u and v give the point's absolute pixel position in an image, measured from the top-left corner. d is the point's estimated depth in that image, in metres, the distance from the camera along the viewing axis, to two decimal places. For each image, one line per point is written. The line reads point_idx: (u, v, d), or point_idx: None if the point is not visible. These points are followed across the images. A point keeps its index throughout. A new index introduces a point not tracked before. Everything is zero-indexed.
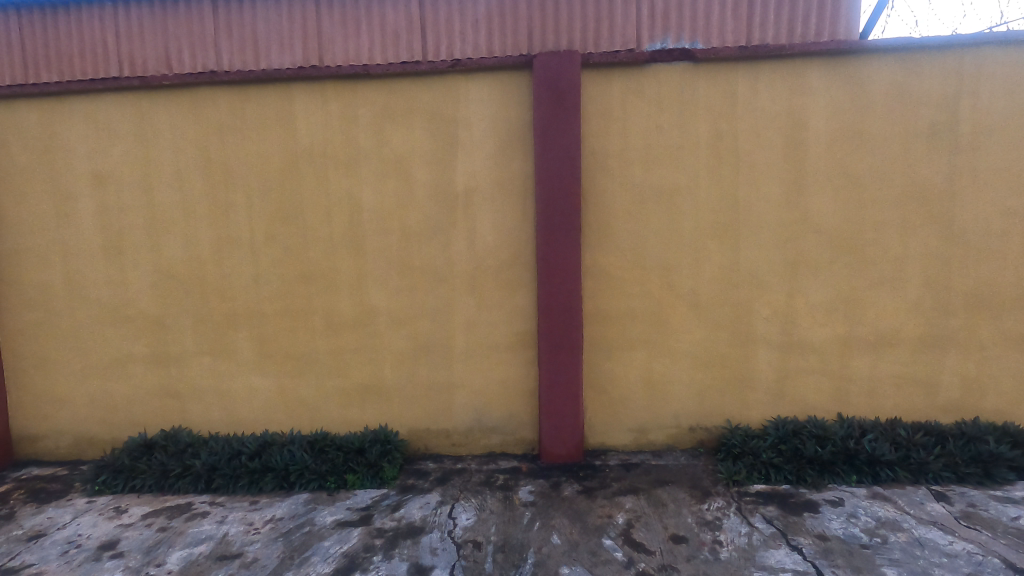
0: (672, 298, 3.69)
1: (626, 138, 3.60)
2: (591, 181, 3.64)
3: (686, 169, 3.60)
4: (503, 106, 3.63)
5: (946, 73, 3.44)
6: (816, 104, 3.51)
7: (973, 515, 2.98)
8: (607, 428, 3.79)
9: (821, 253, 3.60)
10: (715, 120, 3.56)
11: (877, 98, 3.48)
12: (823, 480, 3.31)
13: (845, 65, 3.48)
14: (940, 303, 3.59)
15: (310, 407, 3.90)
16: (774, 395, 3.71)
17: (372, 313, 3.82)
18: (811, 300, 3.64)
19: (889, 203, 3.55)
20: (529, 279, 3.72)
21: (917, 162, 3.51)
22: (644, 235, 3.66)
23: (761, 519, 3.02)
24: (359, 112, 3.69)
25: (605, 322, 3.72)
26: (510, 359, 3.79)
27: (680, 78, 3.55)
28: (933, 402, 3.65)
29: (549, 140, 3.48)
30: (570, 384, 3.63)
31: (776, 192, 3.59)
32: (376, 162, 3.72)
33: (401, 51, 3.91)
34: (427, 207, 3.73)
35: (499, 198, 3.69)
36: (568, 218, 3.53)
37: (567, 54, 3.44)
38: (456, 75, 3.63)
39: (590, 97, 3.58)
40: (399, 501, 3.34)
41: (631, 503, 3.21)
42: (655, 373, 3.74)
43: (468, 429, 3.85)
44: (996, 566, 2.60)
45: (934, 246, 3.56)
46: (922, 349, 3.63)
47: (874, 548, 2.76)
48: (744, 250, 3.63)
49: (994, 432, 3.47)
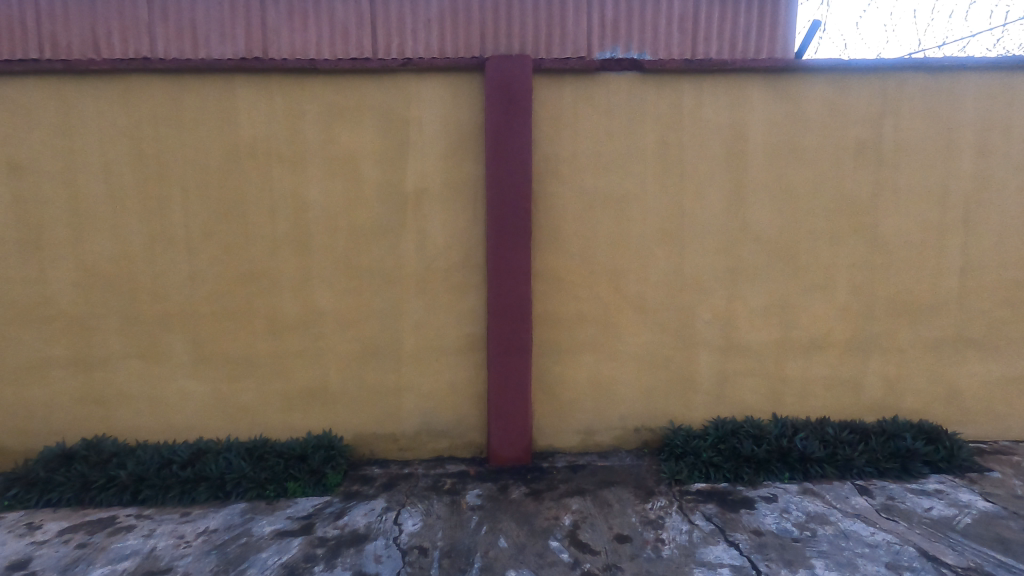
0: (620, 302, 3.76)
1: (576, 144, 3.66)
2: (542, 185, 3.67)
3: (634, 177, 3.69)
4: (455, 107, 3.60)
5: (871, 94, 3.69)
6: (755, 118, 3.68)
7: (892, 507, 3.19)
8: (555, 430, 3.83)
9: (759, 260, 3.77)
10: (662, 130, 3.67)
11: (810, 114, 3.69)
12: (759, 477, 3.46)
13: (782, 82, 3.66)
14: (865, 309, 3.83)
15: (249, 412, 3.74)
16: (715, 396, 3.85)
17: (317, 315, 3.70)
18: (749, 305, 3.81)
19: (821, 213, 3.76)
20: (479, 281, 3.70)
21: (846, 176, 3.74)
22: (593, 241, 3.72)
23: (701, 516, 3.12)
24: (306, 107, 3.57)
25: (555, 325, 3.76)
26: (459, 362, 3.76)
27: (630, 87, 3.63)
28: (859, 402, 3.89)
29: (501, 143, 3.49)
30: (519, 387, 3.65)
31: (718, 200, 3.73)
32: (323, 160, 3.61)
33: (352, 48, 4.14)
34: (376, 207, 3.65)
35: (451, 200, 3.66)
36: (519, 221, 3.55)
37: (519, 59, 3.47)
38: (407, 74, 3.58)
39: (542, 102, 3.62)
40: (342, 508, 3.24)
41: (577, 504, 3.25)
42: (602, 376, 3.81)
43: (415, 433, 3.80)
44: (912, 555, 2.79)
45: (859, 256, 3.79)
46: (849, 351, 3.86)
47: (804, 542, 2.90)
48: (689, 256, 3.76)
49: (911, 429, 3.73)
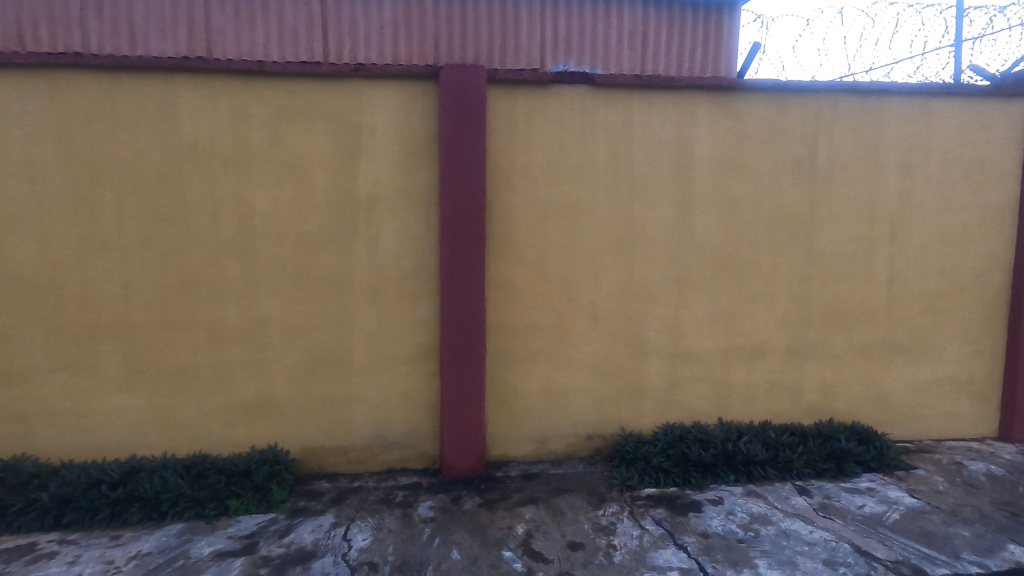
0: (573, 311, 3.81)
1: (530, 154, 3.69)
2: (496, 195, 3.68)
3: (586, 188, 3.76)
4: (408, 114, 3.58)
5: (807, 114, 3.91)
6: (701, 133, 3.82)
7: (828, 506, 3.35)
8: (509, 439, 3.82)
9: (705, 270, 3.91)
10: (613, 143, 3.76)
11: (752, 131, 3.87)
12: (705, 481, 3.57)
13: (726, 100, 3.83)
14: (803, 317, 4.03)
15: (189, 427, 3.56)
16: (664, 402, 3.95)
17: (263, 324, 3.57)
18: (697, 314, 3.93)
19: (762, 226, 3.94)
20: (432, 290, 3.67)
21: (785, 191, 3.94)
22: (546, 250, 3.76)
23: (651, 521, 3.18)
24: (253, 110, 3.46)
25: (508, 334, 3.76)
26: (412, 372, 3.70)
27: (582, 100, 3.71)
28: (798, 405, 4.08)
29: (455, 151, 3.49)
30: (472, 396, 3.63)
31: (667, 212, 3.85)
32: (271, 165, 3.50)
33: (315, 49, 4.54)
34: (327, 214, 3.57)
35: (404, 207, 3.62)
36: (472, 230, 3.54)
37: (474, 69, 3.48)
38: (359, 80, 3.53)
39: (496, 112, 3.64)
40: (288, 525, 3.12)
41: (530, 513, 3.25)
42: (555, 384, 3.84)
43: (366, 446, 3.71)
44: (847, 551, 2.92)
45: (798, 267, 3.99)
46: (789, 357, 4.04)
47: (748, 542, 3.00)
48: (639, 266, 3.85)
49: (845, 431, 3.94)
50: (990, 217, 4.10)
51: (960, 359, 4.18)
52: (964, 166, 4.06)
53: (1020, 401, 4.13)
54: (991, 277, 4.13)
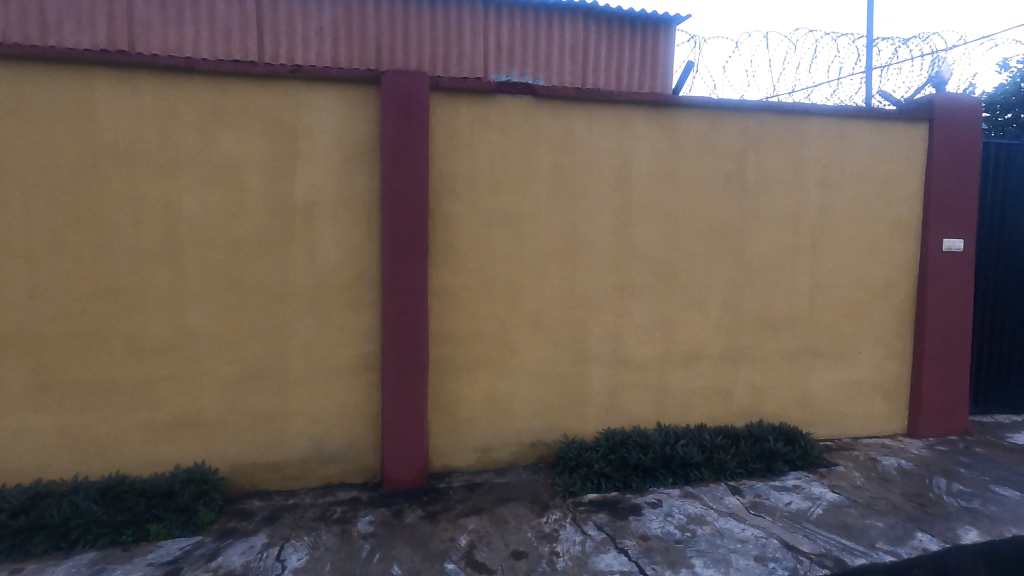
0: (516, 319, 3.82)
1: (474, 163, 3.69)
2: (439, 202, 3.66)
3: (529, 197, 3.80)
4: (348, 119, 3.49)
5: (737, 130, 4.12)
6: (640, 147, 3.95)
7: (758, 504, 3.51)
8: (452, 449, 3.78)
9: (644, 279, 4.03)
10: (555, 153, 3.82)
11: (687, 145, 4.04)
12: (645, 484, 3.66)
13: (663, 115, 3.98)
14: (734, 324, 4.22)
15: (104, 446, 3.29)
16: (605, 408, 4.03)
17: (189, 335, 3.37)
18: (636, 321, 4.04)
19: (697, 236, 4.11)
20: (373, 299, 3.59)
21: (717, 203, 4.13)
22: (489, 259, 3.76)
23: (593, 526, 3.22)
24: (180, 109, 3.28)
25: (451, 342, 3.73)
26: (351, 383, 3.60)
27: (524, 111, 3.75)
28: (730, 408, 4.26)
29: (397, 158, 3.44)
30: (415, 407, 3.56)
31: (607, 222, 3.94)
32: (200, 167, 3.33)
33: (254, 49, 4.60)
34: (261, 219, 3.42)
35: (344, 214, 3.52)
36: (415, 237, 3.50)
37: (416, 76, 3.45)
38: (297, 81, 3.42)
39: (439, 120, 3.62)
40: (216, 548, 2.94)
41: (474, 523, 3.22)
42: (499, 392, 3.83)
43: (302, 461, 3.56)
44: (776, 546, 3.06)
45: (729, 276, 4.19)
46: (722, 362, 4.22)
47: (685, 543, 3.08)
48: (581, 275, 3.92)
49: (773, 431, 4.15)
50: (898, 230, 4.46)
51: (874, 362, 4.50)
52: (875, 184, 4.40)
53: (926, 400, 4.49)
54: (899, 286, 4.49)
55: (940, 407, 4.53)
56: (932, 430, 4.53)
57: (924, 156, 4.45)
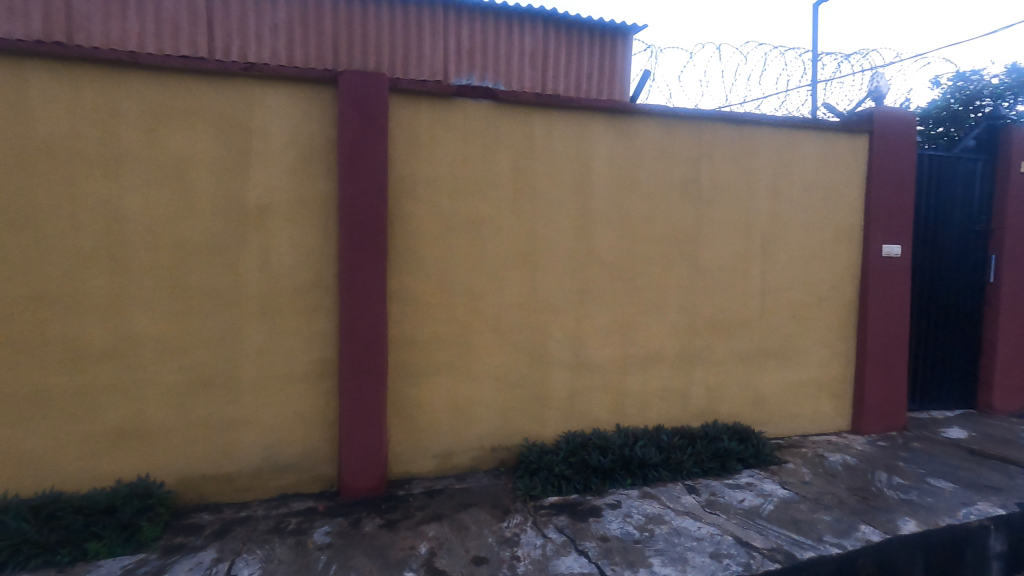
0: (477, 323, 3.81)
1: (433, 166, 3.66)
2: (398, 206, 3.61)
3: (490, 201, 3.79)
4: (304, 120, 3.41)
5: (691, 139, 4.23)
6: (598, 153, 4.01)
7: (714, 502, 3.60)
8: (411, 455, 3.73)
9: (603, 283, 4.09)
10: (515, 158, 3.83)
11: (644, 152, 4.12)
12: (605, 486, 3.70)
13: (621, 122, 4.05)
14: (690, 327, 4.33)
15: (38, 462, 3.09)
16: (566, 411, 4.06)
17: (133, 342, 3.20)
18: (595, 325, 4.09)
19: (654, 241, 4.19)
20: (330, 304, 3.51)
21: (673, 209, 4.23)
22: (449, 263, 3.73)
23: (553, 529, 3.23)
24: (123, 105, 3.13)
25: (410, 347, 3.68)
26: (306, 390, 3.50)
27: (485, 115, 3.75)
28: (686, 409, 4.36)
29: (355, 160, 3.38)
30: (373, 414, 3.49)
31: (567, 226, 3.98)
32: (145, 167, 3.18)
33: (204, 45, 4.45)
34: (211, 222, 3.30)
35: (299, 216, 3.43)
36: (373, 241, 3.44)
37: (374, 77, 3.40)
38: (249, 79, 3.31)
39: (398, 122, 3.57)
40: (161, 565, 2.79)
41: (434, 531, 3.18)
42: (459, 397, 3.80)
43: (255, 471, 3.44)
44: (730, 543, 3.14)
45: (685, 280, 4.29)
46: (678, 365, 4.32)
47: (644, 542, 3.12)
48: (541, 279, 3.94)
49: (728, 431, 4.28)
50: (841, 236, 4.68)
51: (820, 362, 4.69)
52: (820, 192, 4.60)
53: (868, 398, 4.72)
54: (843, 290, 4.70)
55: (881, 404, 4.76)
56: (873, 427, 4.76)
57: (865, 166, 4.69)
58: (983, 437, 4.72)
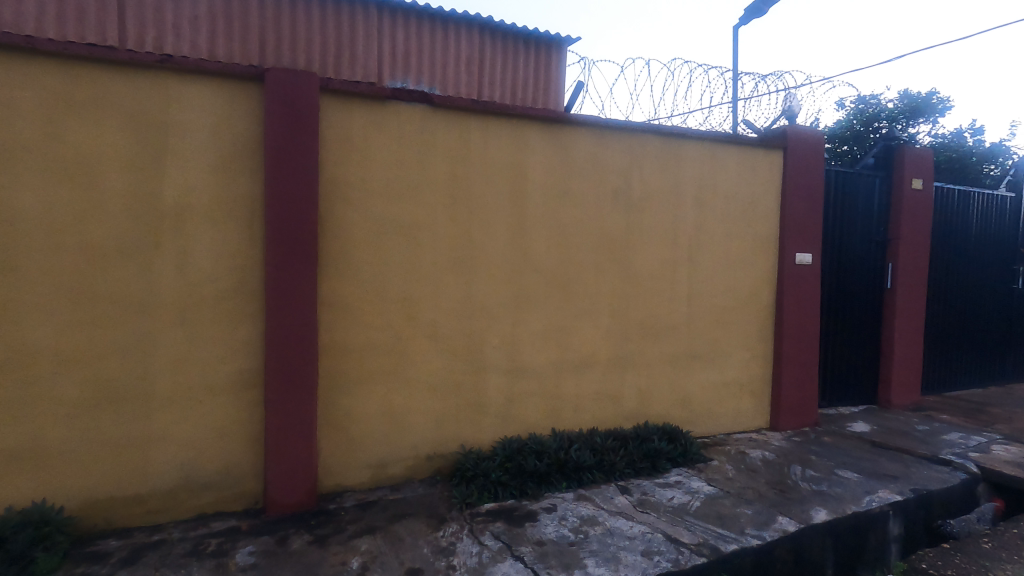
0: (412, 330, 3.74)
1: (367, 169, 3.58)
2: (329, 208, 3.49)
3: (426, 206, 3.75)
4: (227, 117, 3.24)
5: (623, 149, 4.38)
6: (534, 160, 4.06)
7: (645, 501, 3.71)
8: (343, 467, 3.60)
9: (539, 288, 4.14)
10: (452, 164, 3.81)
11: (578, 161, 4.22)
12: (541, 490, 3.73)
13: (556, 131, 4.13)
14: (622, 332, 4.46)
15: None
16: (502, 417, 4.06)
17: (27, 354, 2.90)
18: (531, 330, 4.13)
19: (588, 248, 4.29)
20: (256, 310, 3.34)
21: (606, 217, 4.35)
22: (383, 268, 3.65)
23: (489, 536, 3.21)
24: (16, 93, 2.84)
25: (342, 355, 3.56)
26: (228, 402, 3.30)
27: (420, 119, 3.70)
28: (619, 411, 4.48)
29: (283, 160, 3.25)
30: (301, 425, 3.35)
31: (503, 232, 4.00)
32: (44, 162, 2.90)
33: (113, 33, 4.14)
34: (122, 222, 3.06)
35: (221, 218, 3.25)
36: (303, 245, 3.31)
37: (304, 75, 3.28)
38: (166, 72, 3.11)
39: (329, 123, 3.46)
40: None
41: (367, 544, 3.08)
42: (393, 406, 3.72)
43: (169, 491, 3.20)
44: (660, 540, 3.24)
45: (617, 286, 4.42)
46: (611, 368, 4.44)
47: (578, 544, 3.17)
48: (478, 285, 3.93)
49: (658, 432, 4.43)
50: (759, 245, 4.97)
51: (742, 364, 4.96)
52: (740, 203, 4.87)
53: (784, 396, 5.03)
54: (761, 295, 5.00)
55: (795, 402, 5.09)
56: (789, 424, 5.08)
57: (780, 180, 5.02)
58: (882, 430, 5.15)
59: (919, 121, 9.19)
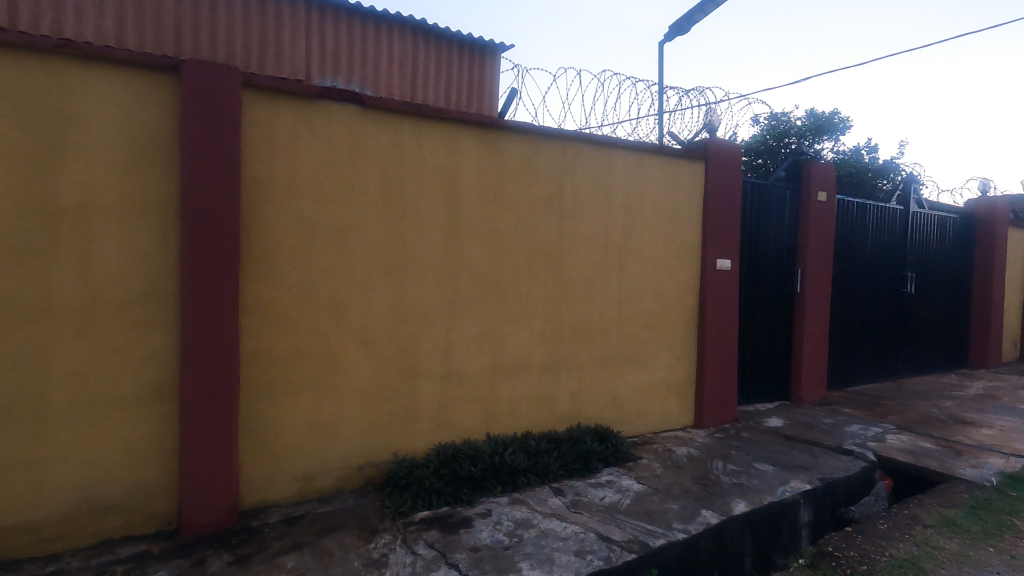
0: (342, 336, 3.62)
1: (294, 170, 3.44)
2: (253, 210, 3.33)
3: (357, 209, 3.65)
4: (137, 110, 3.01)
5: (555, 156, 4.45)
6: (467, 165, 4.06)
7: (578, 501, 3.78)
8: (267, 482, 3.43)
9: (473, 293, 4.13)
10: (383, 166, 3.73)
11: (511, 167, 4.25)
12: (475, 495, 3.71)
13: (490, 136, 4.14)
14: (555, 336, 4.53)
15: None
16: (436, 423, 4.01)
17: None
18: (465, 335, 4.11)
19: (522, 253, 4.33)
20: (169, 318, 3.12)
21: (539, 222, 4.41)
22: (311, 273, 3.51)
23: (424, 545, 3.15)
24: None
25: (266, 363, 3.39)
26: (138, 417, 3.06)
27: (350, 119, 3.60)
28: (552, 414, 4.55)
29: (202, 158, 3.06)
30: (220, 439, 3.16)
31: (437, 236, 3.96)
32: None
33: (1, 12, 3.75)
34: (12, 221, 2.77)
35: (130, 218, 3.01)
36: (224, 248, 3.13)
37: (225, 69, 3.11)
38: (65, 59, 2.85)
39: (252, 120, 3.30)
40: None
41: (293, 561, 2.94)
42: (322, 416, 3.58)
43: (68, 517, 2.92)
44: (593, 539, 3.31)
45: (550, 290, 4.49)
46: (544, 372, 4.49)
47: (513, 548, 3.18)
48: (411, 290, 3.87)
49: (590, 433, 4.54)
50: (683, 251, 5.21)
51: (668, 365, 5.17)
52: (665, 210, 5.09)
53: (706, 395, 5.29)
54: (685, 299, 5.24)
55: (717, 400, 5.37)
56: (711, 421, 5.34)
57: (701, 189, 5.28)
58: (794, 424, 5.53)
59: (824, 138, 9.96)
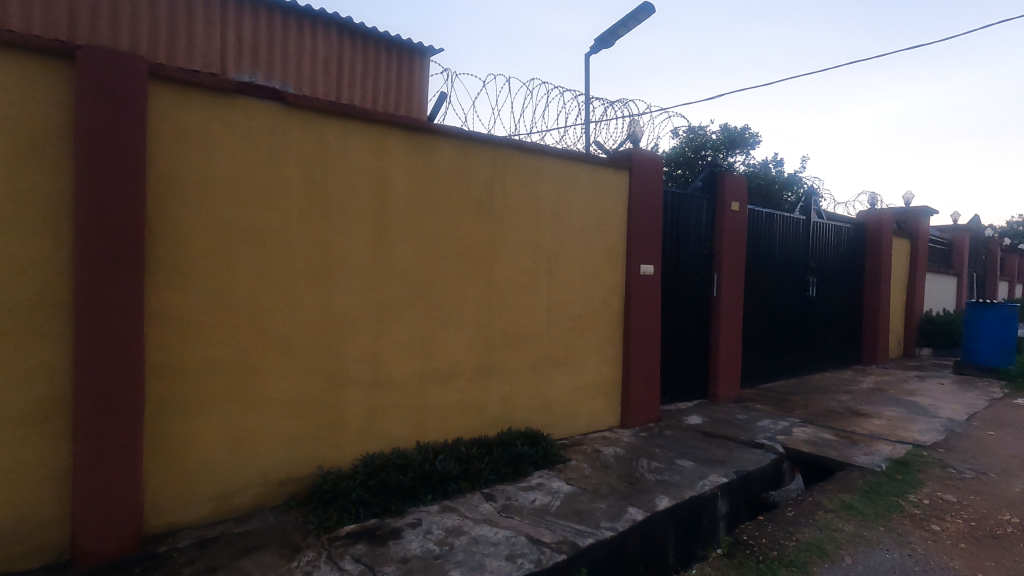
0: (261, 345, 3.44)
1: (208, 168, 3.23)
2: (161, 210, 3.09)
3: (278, 211, 3.48)
4: (25, 97, 2.72)
5: (485, 161, 4.46)
6: (395, 168, 3.98)
7: (509, 506, 3.78)
8: (177, 503, 3.18)
9: (402, 298, 4.05)
10: (307, 167, 3.59)
11: (441, 171, 4.22)
12: (404, 505, 3.63)
13: (419, 139, 4.08)
14: (485, 341, 4.53)
15: None
16: (364, 433, 3.90)
17: None
18: (394, 341, 4.02)
19: (451, 258, 4.30)
20: (63, 327, 2.83)
21: (469, 227, 4.40)
22: (227, 278, 3.31)
23: (351, 560, 3.04)
24: None
25: (176, 375, 3.15)
26: (24, 438, 2.75)
27: (271, 118, 3.44)
28: (483, 419, 4.54)
29: (101, 153, 2.81)
30: (122, 458, 2.90)
31: (364, 240, 3.85)
32: None
33: None
34: None
35: (15, 217, 2.71)
36: (127, 250, 2.89)
37: (129, 58, 2.88)
38: None
39: (160, 114, 3.07)
40: None
41: None
42: (239, 430, 3.38)
43: None
44: (523, 542, 3.33)
45: (480, 295, 4.48)
46: (475, 377, 4.48)
47: (444, 557, 3.13)
48: (337, 295, 3.74)
49: (520, 437, 4.56)
50: (609, 256, 5.37)
51: (595, 367, 5.31)
52: (592, 217, 5.23)
53: (632, 396, 5.47)
54: (611, 303, 5.40)
55: (641, 400, 5.57)
56: (636, 421, 5.53)
57: (626, 197, 5.48)
58: (712, 420, 5.83)
59: (735, 151, 10.64)
